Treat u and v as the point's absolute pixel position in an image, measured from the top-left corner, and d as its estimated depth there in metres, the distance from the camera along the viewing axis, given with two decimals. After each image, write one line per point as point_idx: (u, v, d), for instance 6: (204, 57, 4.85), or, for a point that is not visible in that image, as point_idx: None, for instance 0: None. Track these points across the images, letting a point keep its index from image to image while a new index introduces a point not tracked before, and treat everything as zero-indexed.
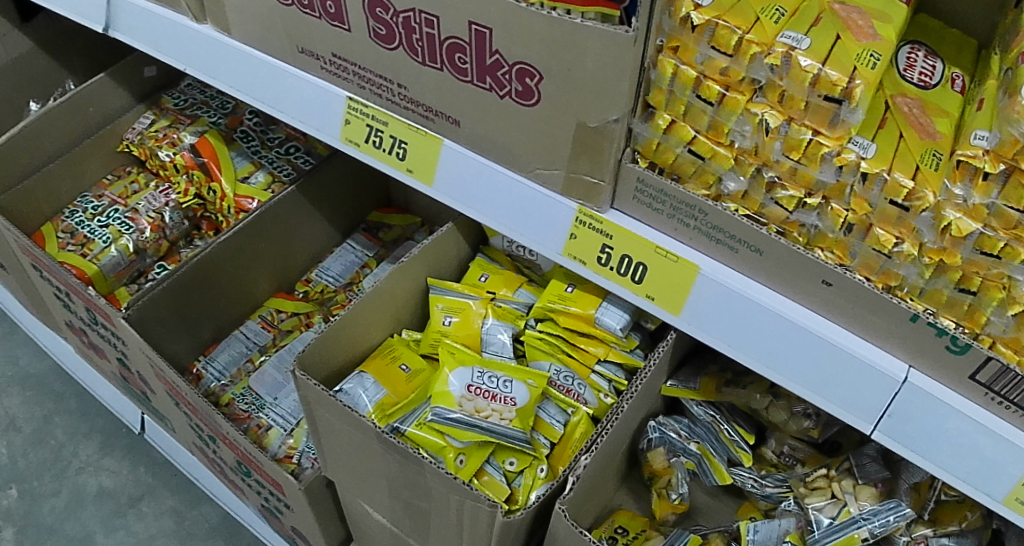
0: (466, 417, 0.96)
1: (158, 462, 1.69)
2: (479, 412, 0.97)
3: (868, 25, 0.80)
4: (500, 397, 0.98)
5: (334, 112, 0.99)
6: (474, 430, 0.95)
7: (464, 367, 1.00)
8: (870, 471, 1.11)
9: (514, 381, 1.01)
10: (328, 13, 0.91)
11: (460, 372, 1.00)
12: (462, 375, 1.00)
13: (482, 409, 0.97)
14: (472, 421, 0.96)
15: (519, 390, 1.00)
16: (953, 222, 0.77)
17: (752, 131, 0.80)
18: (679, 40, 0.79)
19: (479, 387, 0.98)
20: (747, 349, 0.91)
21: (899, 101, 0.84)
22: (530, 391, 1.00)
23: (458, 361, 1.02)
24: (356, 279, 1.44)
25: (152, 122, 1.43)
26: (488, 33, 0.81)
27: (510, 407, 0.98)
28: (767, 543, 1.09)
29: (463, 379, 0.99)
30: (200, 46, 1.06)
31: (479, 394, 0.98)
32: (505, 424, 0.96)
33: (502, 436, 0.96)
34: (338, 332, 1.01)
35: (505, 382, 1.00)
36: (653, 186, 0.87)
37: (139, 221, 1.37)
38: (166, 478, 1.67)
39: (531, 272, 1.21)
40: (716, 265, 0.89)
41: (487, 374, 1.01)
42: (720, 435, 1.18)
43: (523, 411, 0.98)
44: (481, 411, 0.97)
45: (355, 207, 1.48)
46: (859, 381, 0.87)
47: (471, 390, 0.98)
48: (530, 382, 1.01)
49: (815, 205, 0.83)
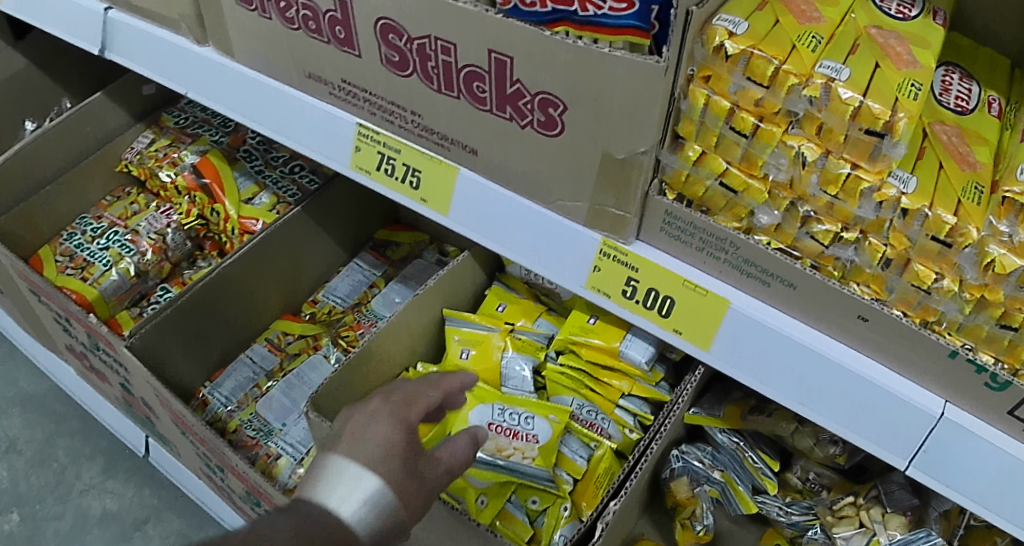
0: (488, 456, 1.00)
1: (164, 483, 1.66)
2: (501, 451, 1.00)
3: (907, 52, 0.77)
4: (523, 435, 1.01)
5: (343, 140, 0.95)
6: (495, 470, 0.99)
7: (486, 404, 1.03)
8: (898, 499, 1.07)
9: (536, 417, 1.01)
10: (338, 38, 0.87)
11: (480, 409, 1.02)
12: (483, 413, 1.02)
13: (504, 448, 1.00)
14: (494, 461, 0.99)
15: (541, 427, 1.01)
16: (998, 258, 0.73)
17: (788, 164, 0.77)
18: (711, 70, 0.75)
19: (501, 425, 1.01)
20: (780, 387, 0.87)
21: (938, 129, 0.81)
22: (552, 427, 1.01)
23: (480, 397, 1.03)
24: (364, 299, 1.41)
25: (152, 141, 1.39)
26: (509, 62, 0.77)
27: (532, 445, 1.00)
28: None
29: (485, 417, 1.02)
30: (202, 68, 1.02)
31: (501, 432, 1.01)
32: (528, 463, 1.00)
33: (525, 475, 1.00)
34: (350, 367, 0.98)
35: (526, 419, 1.01)
36: (682, 219, 0.83)
37: (140, 242, 1.33)
38: (172, 500, 1.64)
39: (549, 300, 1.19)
40: (747, 298, 0.85)
41: (509, 410, 1.02)
42: (744, 462, 1.14)
43: (546, 449, 1.00)
44: (503, 451, 1.00)
45: (362, 226, 1.45)
46: (900, 422, 0.83)
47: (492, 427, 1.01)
48: (557, 418, 1.01)
49: (852, 239, 0.79)
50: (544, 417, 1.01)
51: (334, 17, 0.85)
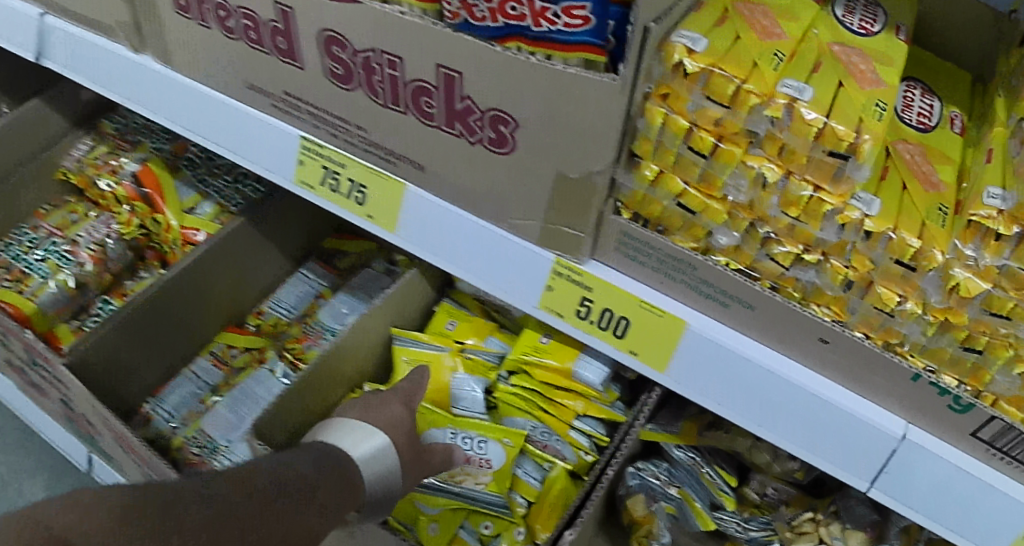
0: (440, 482, 1.00)
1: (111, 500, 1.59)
2: (454, 477, 1.01)
3: (871, 70, 0.75)
4: (477, 461, 1.01)
5: (287, 153, 0.90)
6: (446, 496, 1.00)
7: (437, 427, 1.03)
8: (858, 515, 1.05)
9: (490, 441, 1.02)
10: (279, 49, 0.82)
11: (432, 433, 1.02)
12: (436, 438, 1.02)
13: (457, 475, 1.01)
14: (445, 487, 1.00)
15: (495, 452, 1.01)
16: (961, 282, 0.71)
17: (748, 186, 0.74)
18: (669, 87, 0.72)
19: None
20: (740, 410, 0.85)
21: (900, 148, 0.78)
22: (506, 451, 1.02)
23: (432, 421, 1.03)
24: (310, 310, 1.35)
25: (91, 148, 1.34)
26: (458, 78, 0.73)
27: (485, 471, 1.01)
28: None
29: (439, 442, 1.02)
30: (137, 76, 0.97)
31: None
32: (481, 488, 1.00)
33: (477, 500, 1.00)
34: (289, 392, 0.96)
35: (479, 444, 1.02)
36: (638, 239, 0.80)
37: (79, 253, 1.27)
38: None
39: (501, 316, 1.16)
40: (705, 320, 0.82)
41: (462, 434, 1.02)
42: (701, 478, 1.11)
43: (500, 474, 1.01)
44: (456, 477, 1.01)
45: (310, 235, 1.41)
46: (862, 446, 0.81)
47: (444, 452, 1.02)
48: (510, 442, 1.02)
49: (813, 261, 0.77)
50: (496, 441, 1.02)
51: (275, 27, 0.80)
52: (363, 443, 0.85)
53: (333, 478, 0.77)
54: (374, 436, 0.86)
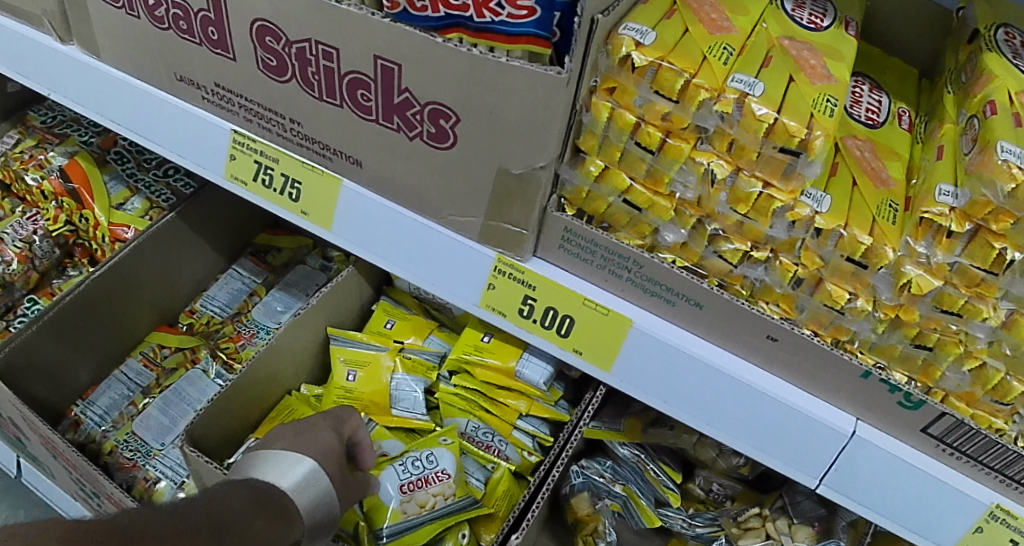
0: (413, 518, 0.94)
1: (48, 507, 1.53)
2: (424, 505, 0.95)
3: (822, 65, 0.73)
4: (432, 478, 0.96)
5: (217, 148, 0.86)
6: (425, 526, 0.94)
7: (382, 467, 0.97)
8: (805, 509, 1.04)
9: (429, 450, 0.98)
10: (210, 39, 0.78)
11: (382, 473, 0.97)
12: (389, 478, 0.96)
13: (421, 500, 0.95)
14: (420, 519, 0.94)
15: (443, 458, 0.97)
16: (913, 279, 0.71)
17: (696, 182, 0.72)
18: (616, 81, 0.70)
19: (409, 482, 0.96)
20: (686, 409, 0.83)
21: (851, 144, 0.77)
22: (451, 451, 0.97)
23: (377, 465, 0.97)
24: (244, 309, 1.31)
25: (16, 141, 1.25)
26: (397, 70, 0.70)
27: (448, 482, 0.96)
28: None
29: (390, 487, 0.96)
30: (56, 64, 0.91)
31: (414, 488, 0.96)
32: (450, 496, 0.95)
33: (455, 511, 0.95)
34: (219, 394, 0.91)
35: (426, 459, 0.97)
36: (582, 236, 0.78)
37: (6, 253, 1.18)
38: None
39: (440, 314, 1.14)
40: (650, 318, 0.80)
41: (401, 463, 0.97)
42: (645, 475, 1.08)
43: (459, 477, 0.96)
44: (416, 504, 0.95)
45: (242, 230, 1.36)
46: (809, 444, 0.80)
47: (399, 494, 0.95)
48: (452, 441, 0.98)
49: (762, 258, 0.75)
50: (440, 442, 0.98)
51: (206, 16, 0.76)
52: (291, 473, 0.80)
53: (260, 512, 0.72)
54: (301, 463, 0.81)
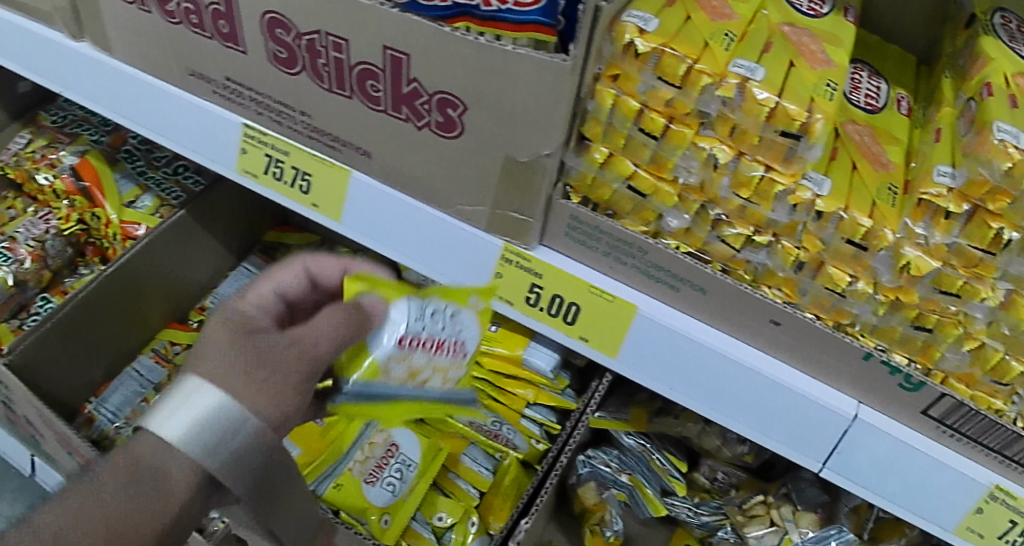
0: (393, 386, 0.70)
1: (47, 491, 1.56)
2: (415, 374, 0.71)
3: (820, 50, 0.75)
4: (451, 346, 0.72)
5: (228, 141, 0.88)
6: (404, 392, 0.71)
7: (400, 299, 0.70)
8: (809, 496, 1.06)
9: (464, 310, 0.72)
10: (221, 33, 0.79)
11: (396, 307, 0.69)
12: (399, 316, 0.69)
13: (439, 367, 0.72)
14: (400, 390, 0.71)
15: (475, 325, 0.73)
16: (912, 260, 0.72)
17: (698, 167, 0.74)
18: (619, 68, 0.71)
19: (416, 339, 0.69)
20: (689, 392, 0.84)
21: (850, 129, 0.79)
22: (478, 321, 0.73)
23: (395, 291, 0.70)
24: None
25: (29, 141, 1.26)
26: (406, 60, 0.71)
27: (458, 363, 0.74)
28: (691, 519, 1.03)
29: (388, 328, 0.68)
30: (71, 63, 0.92)
31: (416, 348, 0.70)
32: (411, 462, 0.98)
33: (447, 400, 0.75)
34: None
35: (455, 323, 0.72)
36: (587, 223, 0.79)
37: (18, 250, 1.19)
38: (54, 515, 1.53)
39: None
40: (655, 304, 0.81)
41: (427, 310, 0.70)
42: (651, 464, 1.08)
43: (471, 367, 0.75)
44: (433, 375, 0.72)
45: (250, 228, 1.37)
46: (812, 427, 0.81)
47: (405, 346, 0.69)
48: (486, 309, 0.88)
49: (764, 243, 0.77)
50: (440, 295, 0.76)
51: (217, 10, 0.77)
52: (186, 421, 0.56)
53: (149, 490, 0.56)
54: (204, 407, 0.56)
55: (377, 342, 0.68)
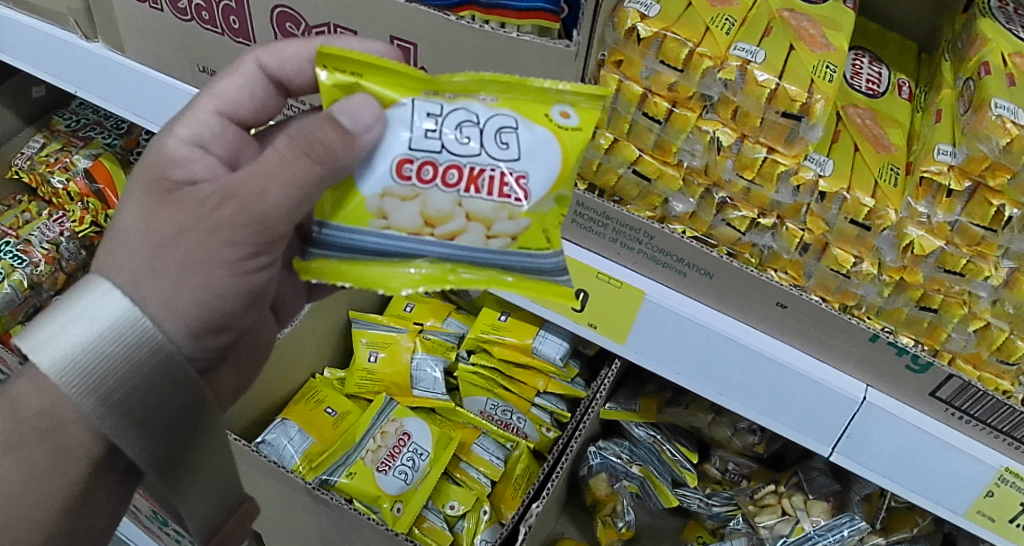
0: (400, 239, 0.54)
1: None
2: (433, 222, 0.53)
3: (820, 34, 0.76)
4: (491, 179, 0.52)
5: None
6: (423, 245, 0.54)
7: (402, 101, 0.51)
8: (820, 485, 1.04)
9: (523, 127, 0.52)
10: (231, 28, 0.81)
11: (395, 116, 0.51)
12: (407, 130, 0.51)
13: (475, 212, 0.53)
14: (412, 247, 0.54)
15: (546, 146, 0.53)
16: (915, 240, 0.73)
17: (703, 150, 0.75)
18: (622, 54, 0.73)
19: (436, 166, 0.52)
20: (700, 378, 0.83)
21: (852, 112, 0.79)
22: (547, 144, 0.53)
23: (396, 90, 0.52)
24: None
25: (42, 145, 1.26)
26: (413, 49, 0.72)
27: (514, 207, 0.53)
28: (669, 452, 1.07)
29: (394, 150, 0.51)
30: (88, 65, 0.94)
31: (434, 178, 0.52)
32: (424, 451, 0.98)
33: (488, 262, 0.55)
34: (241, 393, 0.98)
35: (497, 142, 0.52)
36: (594, 209, 0.80)
37: (33, 253, 1.20)
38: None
39: (458, 297, 1.15)
40: (662, 289, 0.81)
41: (453, 121, 0.52)
42: (662, 456, 1.08)
43: (537, 216, 0.54)
44: (465, 225, 0.53)
45: None
46: (820, 410, 0.80)
47: (409, 178, 0.52)
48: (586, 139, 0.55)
49: (769, 225, 0.78)
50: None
51: (228, 6, 0.79)
52: (88, 350, 0.49)
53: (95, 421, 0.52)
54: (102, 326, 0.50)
55: (367, 174, 0.52)
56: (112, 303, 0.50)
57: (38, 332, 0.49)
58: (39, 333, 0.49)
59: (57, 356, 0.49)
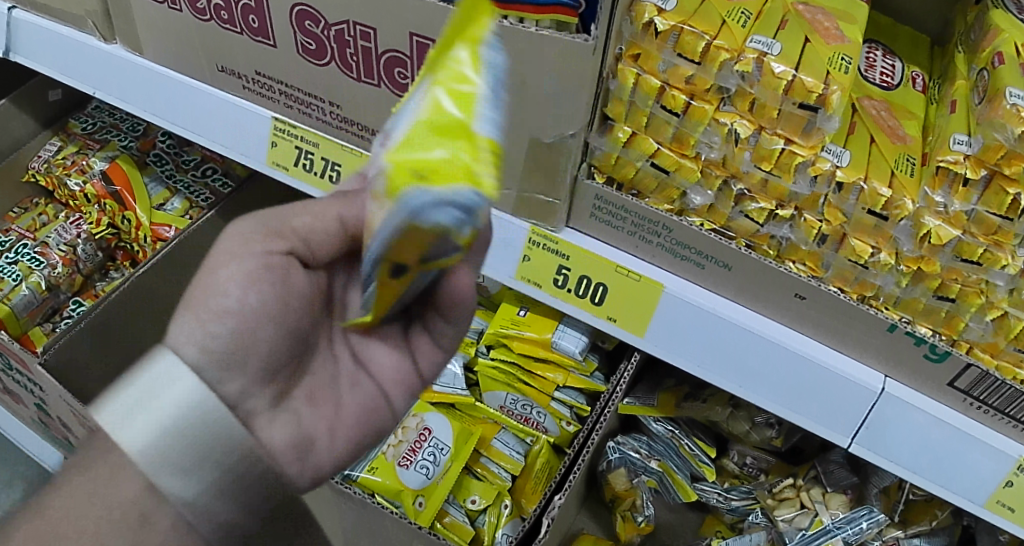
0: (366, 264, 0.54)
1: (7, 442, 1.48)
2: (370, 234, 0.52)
3: (835, 27, 0.77)
4: (382, 143, 0.51)
5: (258, 136, 0.89)
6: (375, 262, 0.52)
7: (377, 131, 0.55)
8: (838, 478, 1.04)
9: (419, 96, 0.48)
10: (250, 27, 0.82)
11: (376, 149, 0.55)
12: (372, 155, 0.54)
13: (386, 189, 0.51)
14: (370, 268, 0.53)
15: (429, 83, 0.48)
16: (933, 230, 0.73)
17: (721, 142, 0.76)
18: (640, 48, 0.74)
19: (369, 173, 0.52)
20: (719, 370, 0.82)
21: (867, 104, 0.80)
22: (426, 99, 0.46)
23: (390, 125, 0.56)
24: None
25: (59, 148, 1.28)
26: (432, 45, 0.73)
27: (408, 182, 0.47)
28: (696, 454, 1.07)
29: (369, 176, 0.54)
30: (108, 67, 0.95)
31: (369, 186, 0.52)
32: (445, 447, 0.99)
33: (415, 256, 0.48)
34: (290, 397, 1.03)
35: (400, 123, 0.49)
36: (613, 202, 0.80)
37: (50, 255, 1.22)
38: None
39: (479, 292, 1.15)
40: (681, 281, 0.82)
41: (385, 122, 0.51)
42: (680, 451, 1.07)
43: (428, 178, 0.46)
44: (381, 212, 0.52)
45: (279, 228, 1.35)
46: (839, 401, 0.80)
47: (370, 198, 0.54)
48: (481, 57, 0.46)
49: (787, 217, 0.78)
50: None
51: (247, 5, 0.80)
52: (148, 415, 0.52)
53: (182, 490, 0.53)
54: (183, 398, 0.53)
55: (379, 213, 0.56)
56: (179, 373, 0.54)
57: (109, 401, 0.53)
58: (111, 402, 0.53)
59: (126, 423, 0.52)
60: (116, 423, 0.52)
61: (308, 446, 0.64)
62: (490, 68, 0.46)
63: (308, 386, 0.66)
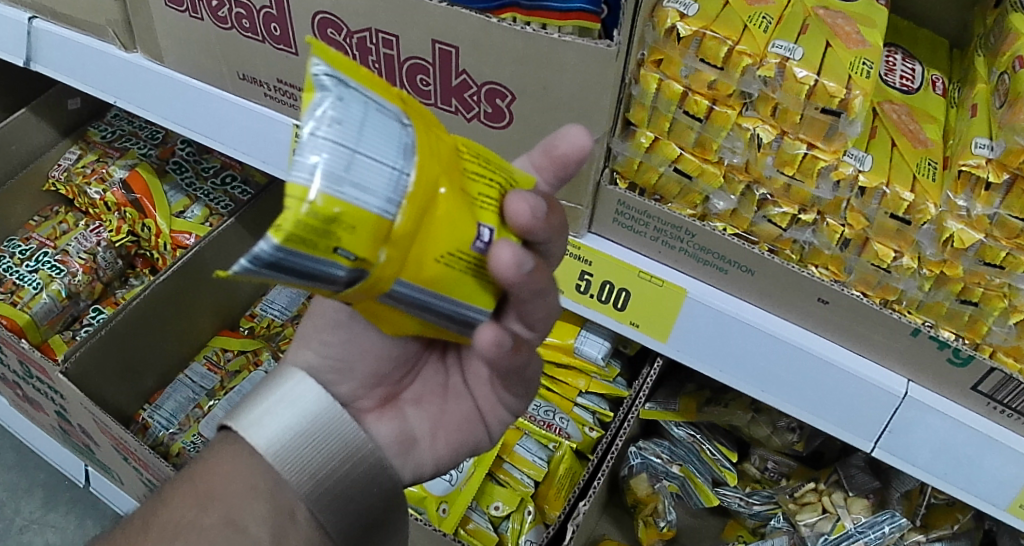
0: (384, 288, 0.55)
1: (28, 448, 1.50)
2: None
3: (855, 31, 0.77)
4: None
5: (280, 143, 0.90)
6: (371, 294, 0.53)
7: None
8: (859, 482, 1.04)
9: None
10: (273, 36, 0.82)
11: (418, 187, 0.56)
12: None
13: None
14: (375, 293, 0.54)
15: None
16: (955, 233, 0.73)
17: (743, 147, 0.76)
18: (662, 53, 0.74)
19: None
20: (742, 375, 0.83)
21: (887, 108, 0.80)
22: None
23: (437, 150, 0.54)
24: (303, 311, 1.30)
25: (79, 157, 1.29)
26: (454, 53, 0.73)
27: None
28: (717, 458, 1.08)
29: None
30: (128, 76, 0.96)
31: None
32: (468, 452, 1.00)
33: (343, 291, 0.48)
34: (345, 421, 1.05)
35: None
36: (635, 208, 0.80)
37: (71, 263, 1.23)
38: (86, 522, 1.41)
39: None
40: (703, 287, 0.82)
41: None
42: (702, 455, 1.08)
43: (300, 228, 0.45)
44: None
45: None
46: (863, 407, 0.80)
47: None
48: (312, 98, 0.42)
49: (810, 221, 0.78)
50: (394, 128, 0.45)
51: (269, 13, 0.81)
52: (274, 416, 0.60)
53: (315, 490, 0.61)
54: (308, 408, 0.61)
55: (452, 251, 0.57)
56: (297, 381, 0.61)
57: (248, 414, 0.61)
58: (249, 415, 0.61)
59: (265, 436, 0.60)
60: (246, 426, 0.60)
61: (407, 456, 0.67)
62: (317, 108, 0.42)
63: (417, 398, 0.68)
